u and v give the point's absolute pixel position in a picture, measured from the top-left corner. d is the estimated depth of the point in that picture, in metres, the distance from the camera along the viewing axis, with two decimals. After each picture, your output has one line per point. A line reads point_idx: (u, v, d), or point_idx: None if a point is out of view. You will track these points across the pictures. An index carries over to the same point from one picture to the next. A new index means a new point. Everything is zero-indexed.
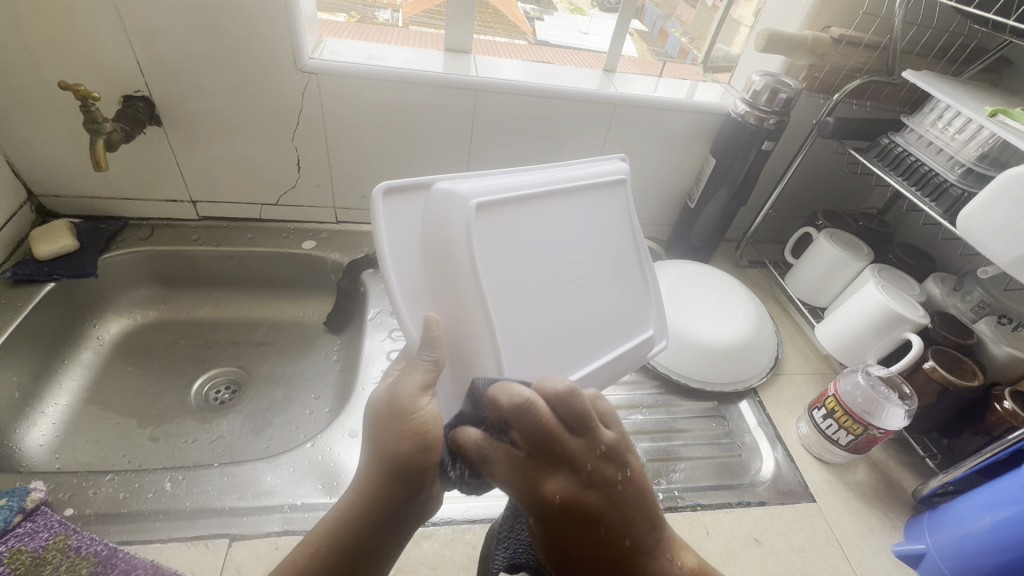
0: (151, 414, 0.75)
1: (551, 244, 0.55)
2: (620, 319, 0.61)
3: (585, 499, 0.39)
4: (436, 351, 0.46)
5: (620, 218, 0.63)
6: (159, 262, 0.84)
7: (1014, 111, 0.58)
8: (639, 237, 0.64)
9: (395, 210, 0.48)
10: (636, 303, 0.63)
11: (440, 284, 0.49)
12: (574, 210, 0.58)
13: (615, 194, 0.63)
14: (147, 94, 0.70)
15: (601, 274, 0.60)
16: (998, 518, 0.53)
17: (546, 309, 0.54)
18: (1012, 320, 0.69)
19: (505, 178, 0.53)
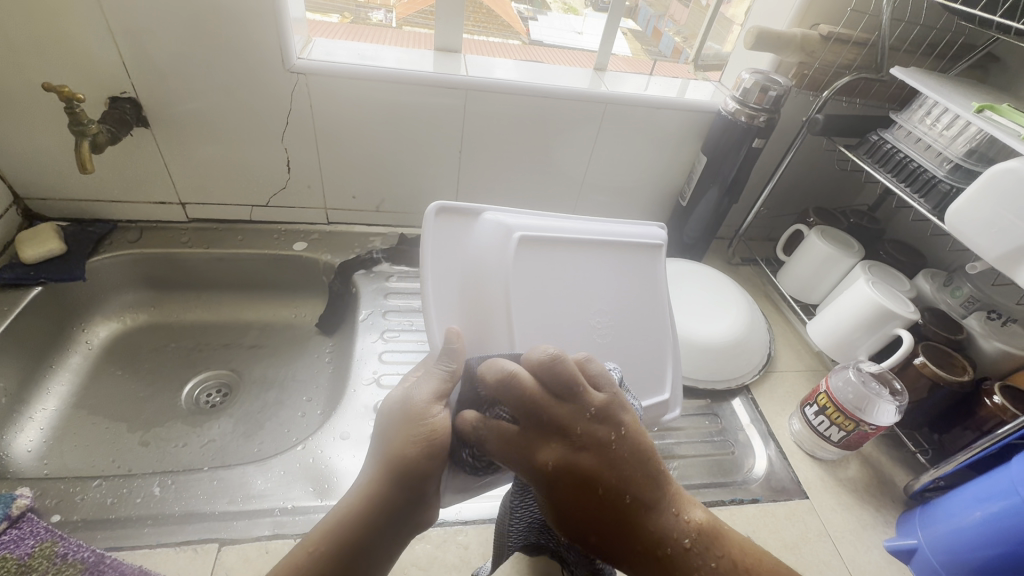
0: (141, 419, 0.75)
1: (581, 291, 0.57)
2: (638, 373, 0.59)
3: (579, 465, 0.38)
4: (454, 363, 0.46)
5: (654, 277, 0.62)
6: (149, 265, 0.83)
7: (1000, 106, 0.59)
8: (666, 301, 0.63)
9: (444, 229, 0.53)
10: (655, 365, 0.60)
11: (468, 304, 0.51)
12: (611, 262, 0.60)
13: (654, 255, 0.63)
14: (134, 96, 0.70)
15: (630, 328, 0.60)
16: (988, 512, 0.53)
17: (565, 354, 0.55)
18: (1000, 316, 0.70)
19: (551, 224, 0.57)
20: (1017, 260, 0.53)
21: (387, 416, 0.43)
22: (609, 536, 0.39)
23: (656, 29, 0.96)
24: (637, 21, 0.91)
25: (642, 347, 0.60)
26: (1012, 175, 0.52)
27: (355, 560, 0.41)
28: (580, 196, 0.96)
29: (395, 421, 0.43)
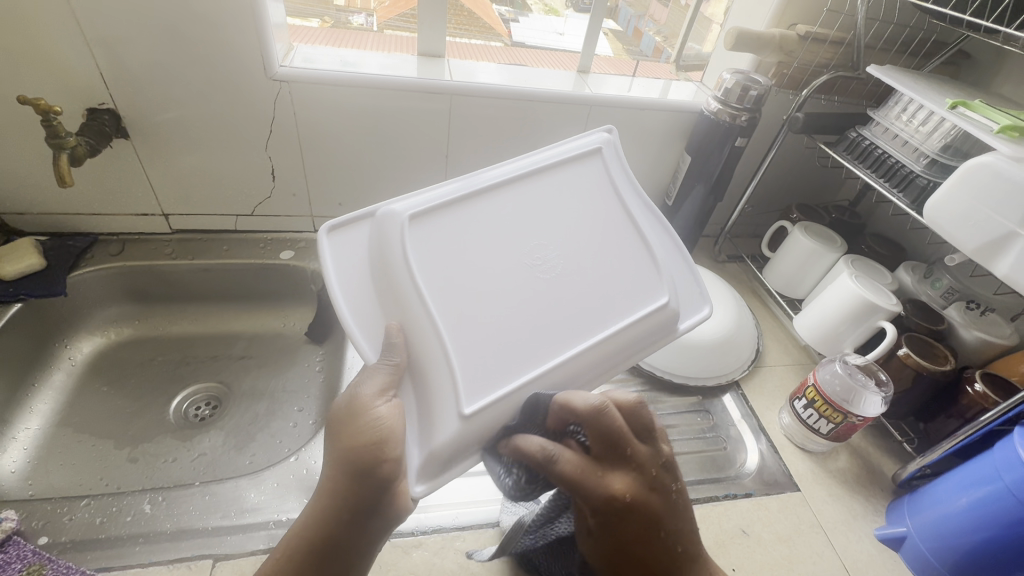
0: (128, 435, 0.74)
1: (508, 233, 0.51)
2: (623, 294, 0.52)
3: (646, 503, 0.41)
4: (397, 355, 0.44)
5: (594, 193, 0.57)
6: (131, 278, 0.82)
7: (973, 102, 0.60)
8: (632, 207, 0.57)
9: (342, 242, 0.50)
10: (650, 269, 0.54)
11: (386, 292, 0.46)
12: (534, 200, 0.54)
13: (584, 172, 0.58)
14: (113, 107, 0.69)
15: (584, 256, 0.53)
16: (973, 498, 0.54)
17: (514, 302, 0.48)
18: (979, 305, 0.72)
19: (447, 188, 0.52)
20: (993, 252, 0.55)
21: (338, 419, 0.44)
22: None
23: (637, 29, 0.97)
24: (619, 20, 0.94)
25: (609, 272, 0.53)
26: (987, 170, 0.53)
27: (335, 552, 0.42)
28: None
29: (345, 418, 0.43)
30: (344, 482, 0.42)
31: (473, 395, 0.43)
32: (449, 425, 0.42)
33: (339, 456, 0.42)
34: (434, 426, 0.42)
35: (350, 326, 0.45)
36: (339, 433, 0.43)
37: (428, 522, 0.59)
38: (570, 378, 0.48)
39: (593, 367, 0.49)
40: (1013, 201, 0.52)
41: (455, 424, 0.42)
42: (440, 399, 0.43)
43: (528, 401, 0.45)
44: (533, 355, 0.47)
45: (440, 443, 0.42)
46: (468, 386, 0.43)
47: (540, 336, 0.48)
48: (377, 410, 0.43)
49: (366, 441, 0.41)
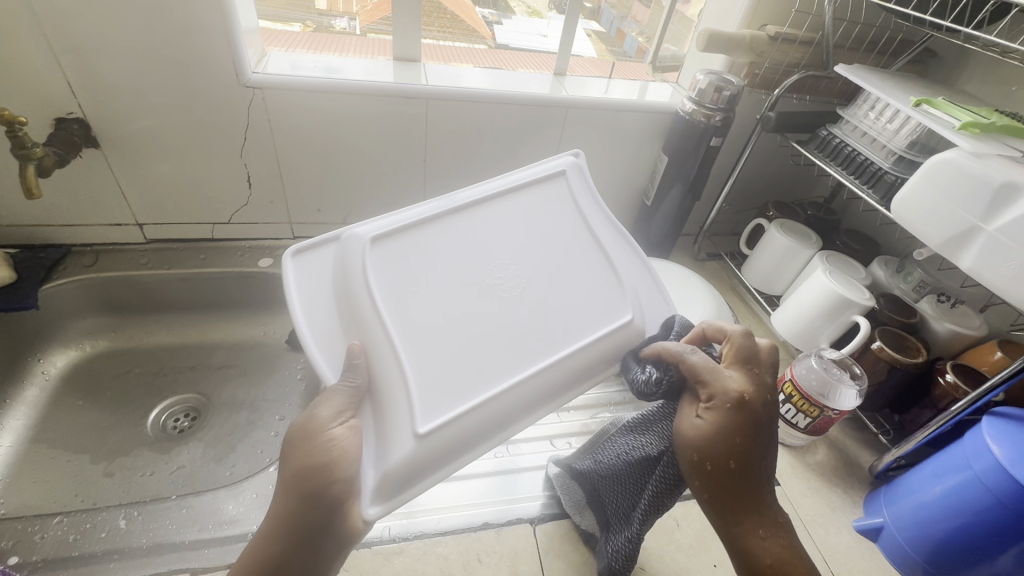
0: (105, 449, 0.72)
1: (473, 252, 0.49)
2: (587, 313, 0.49)
3: (760, 414, 0.42)
4: (359, 377, 0.42)
5: (561, 211, 0.54)
6: (106, 289, 0.81)
7: (936, 99, 0.61)
8: (599, 225, 0.55)
9: (306, 265, 0.48)
10: (616, 288, 0.51)
11: (349, 314, 0.45)
12: (500, 218, 0.52)
13: (552, 191, 0.55)
14: (82, 116, 0.67)
15: (551, 273, 0.51)
16: (947, 486, 0.56)
17: (478, 321, 0.46)
18: (950, 298, 0.73)
19: (412, 210, 0.50)
20: (957, 246, 0.56)
21: (293, 437, 0.40)
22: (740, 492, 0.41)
23: (619, 29, 0.98)
24: (602, 21, 0.95)
25: (579, 289, 0.50)
26: (950, 166, 0.55)
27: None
28: None
29: (299, 436, 0.40)
30: (293, 506, 0.38)
31: (429, 414, 0.41)
32: (403, 445, 0.40)
33: (290, 477, 0.39)
34: (387, 447, 0.40)
35: (309, 347, 0.43)
36: (293, 454, 0.39)
37: (410, 528, 0.59)
38: (530, 399, 0.45)
39: (556, 388, 0.46)
40: (974, 196, 0.53)
41: (408, 445, 0.40)
42: (396, 424, 0.40)
43: (484, 422, 0.43)
44: (491, 374, 0.44)
45: (394, 465, 0.39)
46: (424, 406, 0.41)
47: (499, 356, 0.45)
48: (333, 431, 0.40)
49: (318, 465, 0.38)
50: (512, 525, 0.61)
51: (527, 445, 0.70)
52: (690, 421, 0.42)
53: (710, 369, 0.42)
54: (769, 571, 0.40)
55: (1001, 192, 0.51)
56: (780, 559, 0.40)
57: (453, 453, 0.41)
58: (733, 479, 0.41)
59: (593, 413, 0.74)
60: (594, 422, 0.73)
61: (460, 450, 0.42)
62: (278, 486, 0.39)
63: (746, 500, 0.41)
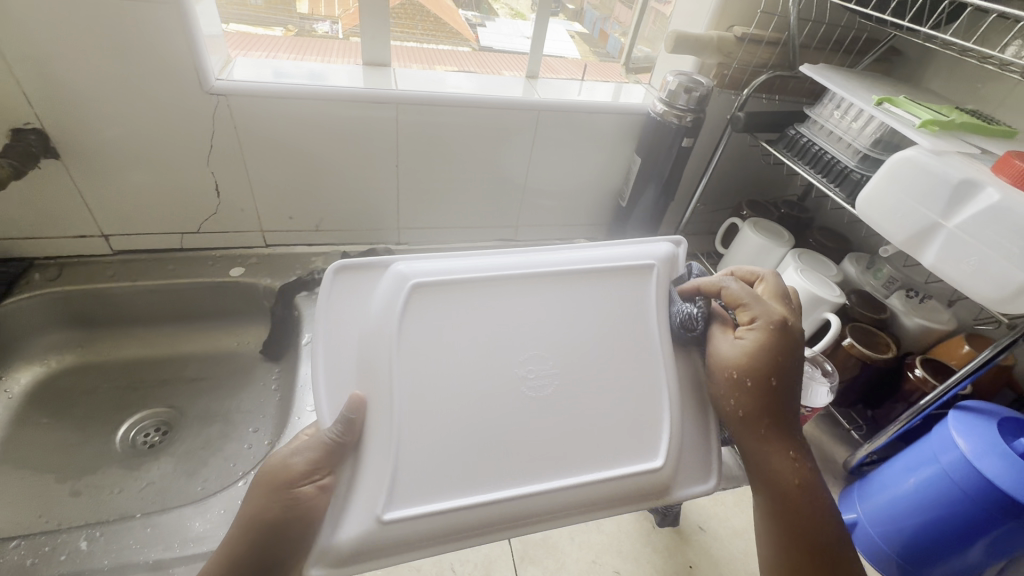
0: (71, 467, 0.70)
1: (513, 333, 0.45)
2: (617, 425, 0.45)
3: (795, 339, 0.47)
4: (350, 436, 0.39)
5: (632, 307, 0.48)
6: (72, 303, 0.79)
7: (897, 98, 0.62)
8: (668, 330, 0.49)
9: (348, 287, 0.47)
10: (660, 399, 0.46)
11: (361, 365, 0.42)
12: (558, 300, 0.47)
13: (629, 283, 0.49)
14: (40, 126, 0.66)
15: (595, 373, 0.46)
16: (921, 478, 0.56)
17: (496, 409, 0.42)
18: (918, 293, 0.74)
19: (465, 260, 0.47)
20: (920, 242, 0.57)
21: (261, 480, 0.40)
22: (773, 411, 0.45)
23: (603, 31, 0.98)
24: (584, 23, 0.95)
25: (613, 399, 0.45)
26: (910, 163, 0.56)
27: None
28: (525, 200, 0.96)
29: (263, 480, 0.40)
30: (240, 553, 0.38)
31: (401, 498, 0.38)
32: (362, 523, 0.37)
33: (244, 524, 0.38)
34: (343, 517, 0.38)
35: (318, 394, 0.41)
36: (255, 499, 0.39)
37: None
38: (533, 514, 0.41)
39: (565, 507, 0.41)
40: (934, 193, 0.54)
41: (367, 525, 0.37)
42: (364, 499, 0.38)
43: (466, 526, 0.39)
44: (492, 474, 0.40)
45: (348, 539, 0.37)
46: (400, 489, 0.39)
47: (505, 469, 0.41)
48: (301, 490, 0.38)
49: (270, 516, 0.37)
50: None
51: None
52: (728, 343, 0.47)
53: (748, 297, 0.48)
54: (796, 487, 0.44)
55: (959, 188, 0.52)
56: (806, 478, 0.45)
57: (419, 546, 0.38)
58: (767, 397, 0.45)
59: None
60: None
61: (429, 546, 0.38)
62: (235, 528, 0.39)
63: (778, 419, 0.45)
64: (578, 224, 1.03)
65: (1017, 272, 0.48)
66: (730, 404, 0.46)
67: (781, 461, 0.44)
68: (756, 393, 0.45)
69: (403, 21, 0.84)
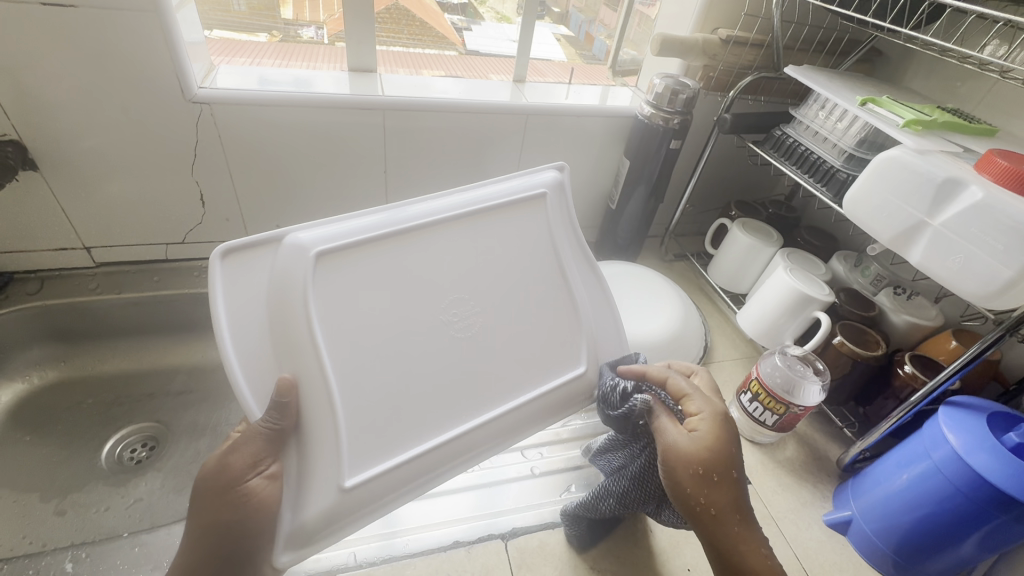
0: (55, 485, 0.69)
1: (433, 284, 0.45)
2: (545, 348, 0.49)
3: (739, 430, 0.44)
4: (285, 418, 0.38)
5: (538, 235, 0.52)
6: (54, 318, 0.77)
7: (880, 98, 0.63)
8: (571, 254, 0.53)
9: (239, 271, 0.42)
10: (575, 320, 0.51)
11: (281, 343, 0.40)
12: (473, 239, 0.48)
13: (532, 211, 0.52)
14: (17, 138, 0.64)
15: (519, 305, 0.49)
16: (913, 474, 0.56)
17: (427, 361, 0.44)
18: (905, 290, 0.75)
19: (364, 219, 0.45)
20: (906, 240, 0.58)
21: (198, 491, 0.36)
22: (740, 505, 0.41)
23: (588, 33, 0.98)
24: (571, 25, 0.95)
25: (533, 328, 0.49)
26: (897, 163, 0.57)
27: None
28: None
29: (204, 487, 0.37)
30: (192, 560, 0.36)
31: (357, 465, 0.39)
32: (324, 497, 0.38)
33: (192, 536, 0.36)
34: (306, 497, 0.38)
35: (242, 392, 0.38)
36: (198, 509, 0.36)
37: (378, 553, 0.58)
38: (483, 441, 0.45)
39: (503, 430, 0.46)
40: (920, 192, 0.55)
41: (331, 497, 0.38)
42: (322, 475, 0.38)
43: (412, 476, 0.42)
44: (438, 420, 0.43)
45: (313, 515, 0.38)
46: (354, 456, 0.40)
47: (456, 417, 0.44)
48: (249, 484, 0.37)
49: (230, 522, 0.35)
50: (483, 543, 0.60)
51: (499, 457, 0.69)
52: (680, 433, 0.42)
53: (691, 386, 0.46)
54: None
55: (944, 188, 0.53)
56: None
57: (383, 502, 0.40)
58: (731, 490, 0.41)
59: (564, 421, 0.75)
60: (565, 430, 0.74)
61: (390, 498, 0.41)
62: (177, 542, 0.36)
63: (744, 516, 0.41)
64: None
65: (1004, 268, 0.49)
66: (696, 500, 0.41)
67: (758, 561, 0.39)
68: (722, 485, 0.41)
69: (390, 25, 0.83)
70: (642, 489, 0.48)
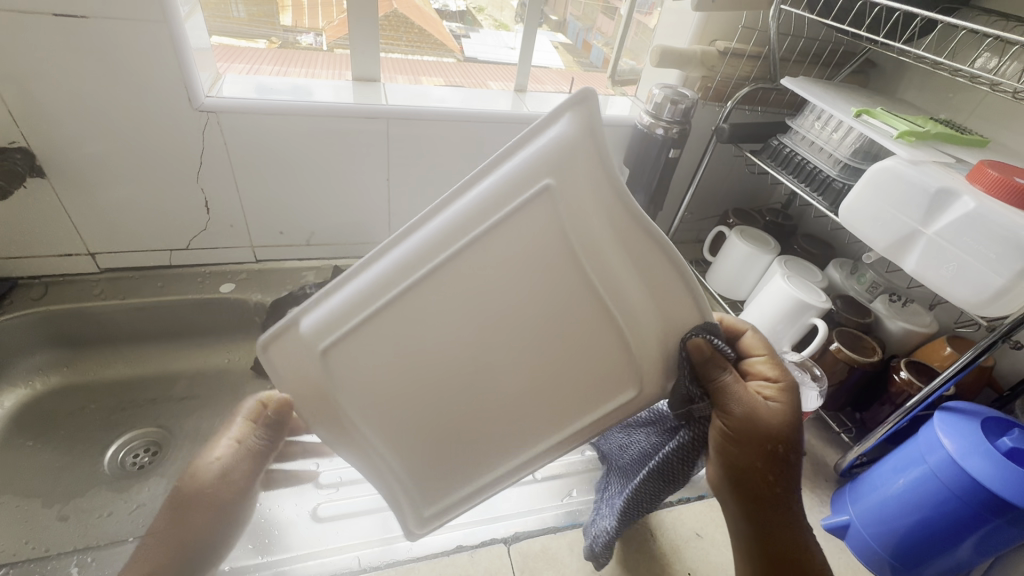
0: (58, 491, 0.69)
1: (443, 329, 0.39)
2: (583, 388, 0.40)
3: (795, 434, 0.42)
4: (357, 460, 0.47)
5: (554, 239, 0.35)
6: (58, 324, 0.77)
7: (875, 110, 0.65)
8: (613, 256, 0.35)
9: (283, 353, 0.46)
10: (621, 354, 0.39)
11: (328, 400, 0.45)
12: (465, 278, 0.37)
13: (536, 215, 0.35)
14: (26, 145, 0.65)
15: (544, 337, 0.38)
16: (909, 479, 0.57)
17: (460, 404, 0.42)
18: (900, 298, 0.76)
19: (357, 283, 0.41)
20: (901, 249, 0.59)
21: None
22: (789, 485, 0.42)
23: (586, 41, 0.99)
24: (568, 34, 0.96)
25: (570, 368, 0.39)
26: (890, 173, 0.58)
27: None
28: None
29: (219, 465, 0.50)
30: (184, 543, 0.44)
31: (427, 493, 0.47)
32: (412, 508, 0.48)
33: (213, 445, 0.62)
34: (397, 510, 0.48)
35: None
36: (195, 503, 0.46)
37: (382, 557, 0.59)
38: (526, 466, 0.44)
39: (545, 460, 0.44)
40: (914, 202, 0.56)
41: (414, 511, 0.48)
42: (406, 496, 0.47)
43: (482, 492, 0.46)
44: (488, 451, 0.44)
45: (405, 519, 0.48)
46: (421, 487, 0.46)
47: (494, 449, 0.44)
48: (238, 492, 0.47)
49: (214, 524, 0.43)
50: (487, 546, 0.61)
51: None
52: (745, 409, 0.41)
53: (766, 350, 0.47)
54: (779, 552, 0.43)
55: (937, 198, 0.54)
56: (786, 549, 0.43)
57: (465, 506, 0.47)
58: (776, 471, 0.42)
59: None
60: None
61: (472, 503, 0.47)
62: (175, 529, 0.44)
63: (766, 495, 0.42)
64: None
65: (995, 277, 0.50)
66: (753, 467, 0.41)
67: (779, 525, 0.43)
68: (783, 462, 0.41)
69: (389, 32, 0.85)
70: (674, 464, 0.45)
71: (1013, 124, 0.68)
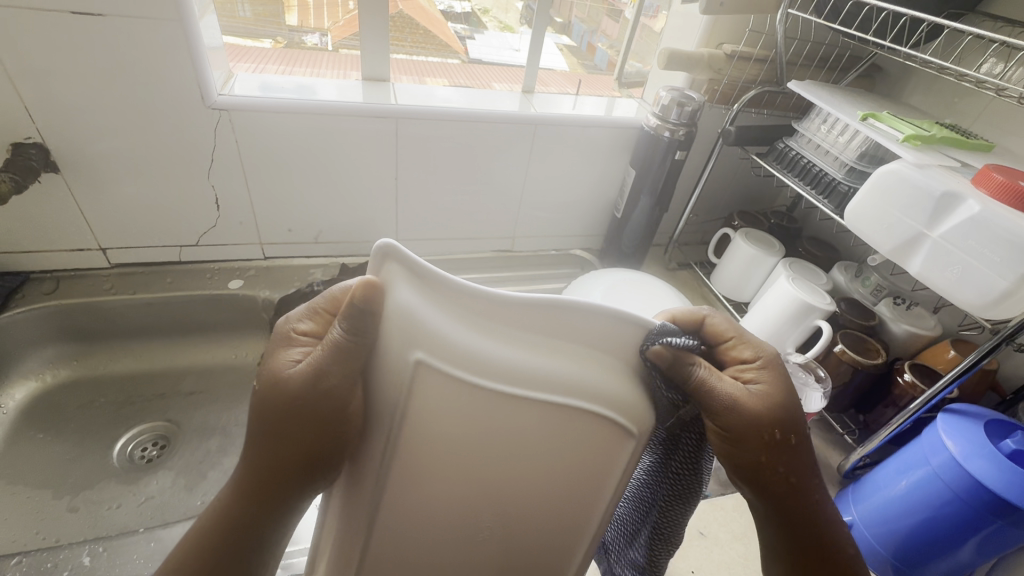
0: (68, 483, 0.70)
1: (423, 487, 0.37)
2: (575, 464, 0.37)
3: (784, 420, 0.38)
4: None
5: (450, 380, 0.33)
6: (69, 318, 0.78)
7: (881, 113, 0.65)
8: (521, 355, 0.33)
9: None
10: (592, 426, 0.35)
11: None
12: (414, 447, 0.36)
13: (431, 361, 0.33)
14: (41, 141, 0.66)
15: (537, 451, 0.36)
16: (913, 480, 0.58)
17: (483, 516, 0.39)
18: (905, 301, 0.77)
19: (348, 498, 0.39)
20: (906, 252, 0.60)
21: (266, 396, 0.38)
22: (805, 472, 0.40)
23: (590, 44, 1.00)
24: (573, 36, 0.97)
25: (558, 454, 0.37)
26: (895, 177, 0.59)
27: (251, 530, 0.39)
28: (520, 212, 0.97)
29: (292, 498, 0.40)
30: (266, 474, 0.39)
31: None
32: None
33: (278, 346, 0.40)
34: None
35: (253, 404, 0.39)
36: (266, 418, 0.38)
37: None
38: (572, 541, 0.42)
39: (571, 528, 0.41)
40: (920, 206, 0.57)
41: None
42: None
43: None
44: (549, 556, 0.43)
45: None
46: None
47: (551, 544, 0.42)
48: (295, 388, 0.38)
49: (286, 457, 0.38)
50: None
51: None
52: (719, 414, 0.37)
53: (735, 331, 0.41)
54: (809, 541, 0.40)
55: (942, 201, 0.55)
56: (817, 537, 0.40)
57: None
58: (779, 458, 0.39)
59: None
60: None
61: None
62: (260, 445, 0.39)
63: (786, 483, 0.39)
64: (574, 235, 1.06)
65: (999, 280, 0.50)
66: (760, 464, 0.39)
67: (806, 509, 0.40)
68: (787, 450, 0.39)
69: (395, 33, 0.84)
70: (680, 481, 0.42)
71: (1019, 129, 0.69)
